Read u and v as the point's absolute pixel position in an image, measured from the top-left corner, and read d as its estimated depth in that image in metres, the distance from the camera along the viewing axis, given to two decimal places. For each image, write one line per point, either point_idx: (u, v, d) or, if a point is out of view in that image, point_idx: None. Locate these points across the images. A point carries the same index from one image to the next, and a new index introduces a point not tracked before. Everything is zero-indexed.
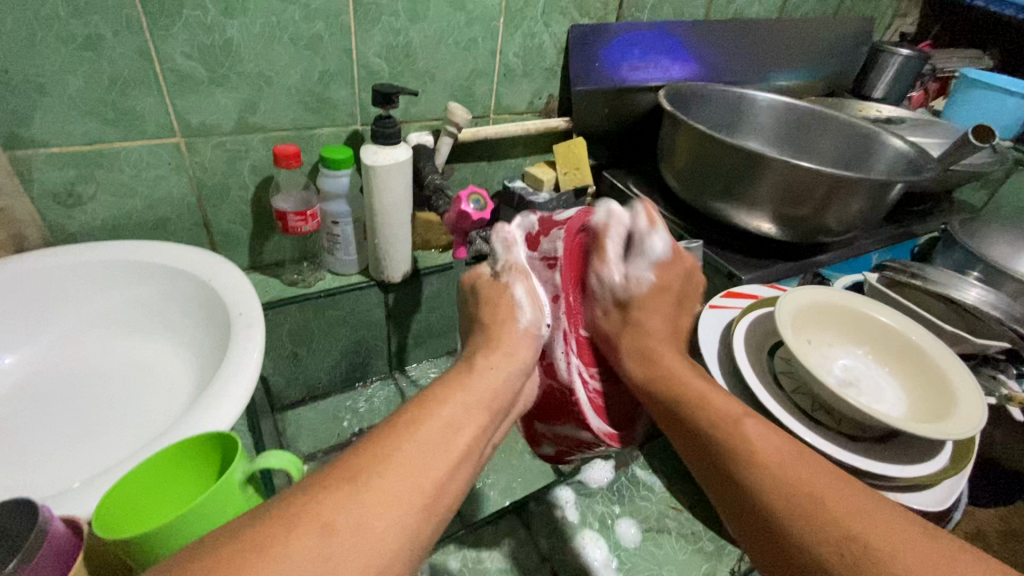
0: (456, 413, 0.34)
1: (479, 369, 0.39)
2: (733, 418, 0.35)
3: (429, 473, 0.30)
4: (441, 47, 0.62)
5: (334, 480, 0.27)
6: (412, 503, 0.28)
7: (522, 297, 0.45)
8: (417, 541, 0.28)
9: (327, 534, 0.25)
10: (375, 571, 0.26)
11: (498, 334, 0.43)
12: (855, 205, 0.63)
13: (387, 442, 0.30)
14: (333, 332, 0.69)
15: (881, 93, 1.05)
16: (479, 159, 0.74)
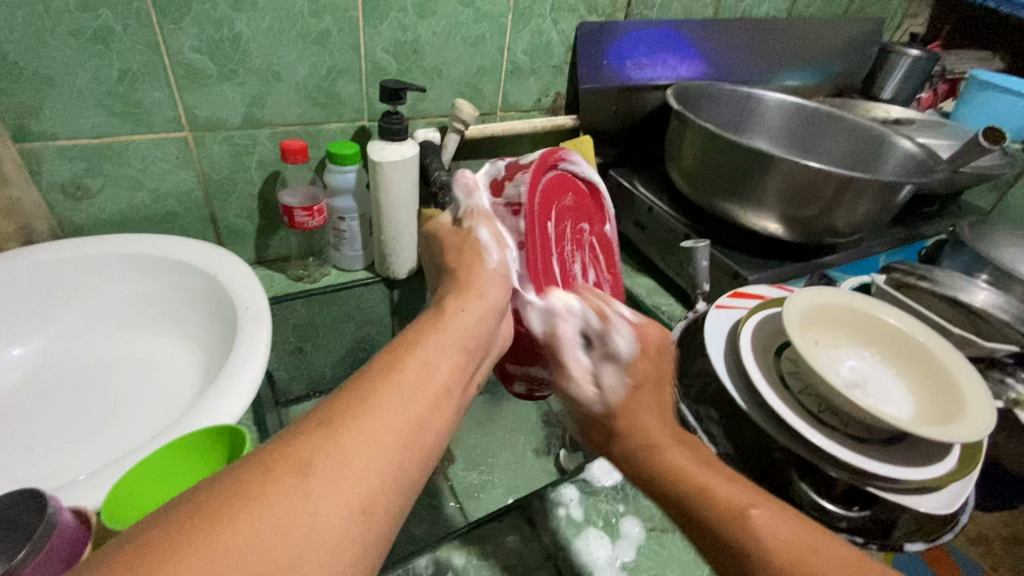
0: (433, 358, 0.31)
1: (449, 314, 0.35)
2: (739, 504, 0.32)
3: (410, 413, 0.28)
4: (448, 44, 0.61)
5: (312, 426, 0.26)
6: (391, 445, 0.27)
7: (486, 238, 0.41)
8: (404, 482, 0.27)
9: (303, 481, 0.24)
10: (362, 510, 0.25)
11: (471, 276, 0.38)
12: (863, 207, 0.63)
13: (360, 387, 0.28)
14: (338, 327, 0.70)
15: (890, 94, 1.05)
16: (486, 157, 0.74)
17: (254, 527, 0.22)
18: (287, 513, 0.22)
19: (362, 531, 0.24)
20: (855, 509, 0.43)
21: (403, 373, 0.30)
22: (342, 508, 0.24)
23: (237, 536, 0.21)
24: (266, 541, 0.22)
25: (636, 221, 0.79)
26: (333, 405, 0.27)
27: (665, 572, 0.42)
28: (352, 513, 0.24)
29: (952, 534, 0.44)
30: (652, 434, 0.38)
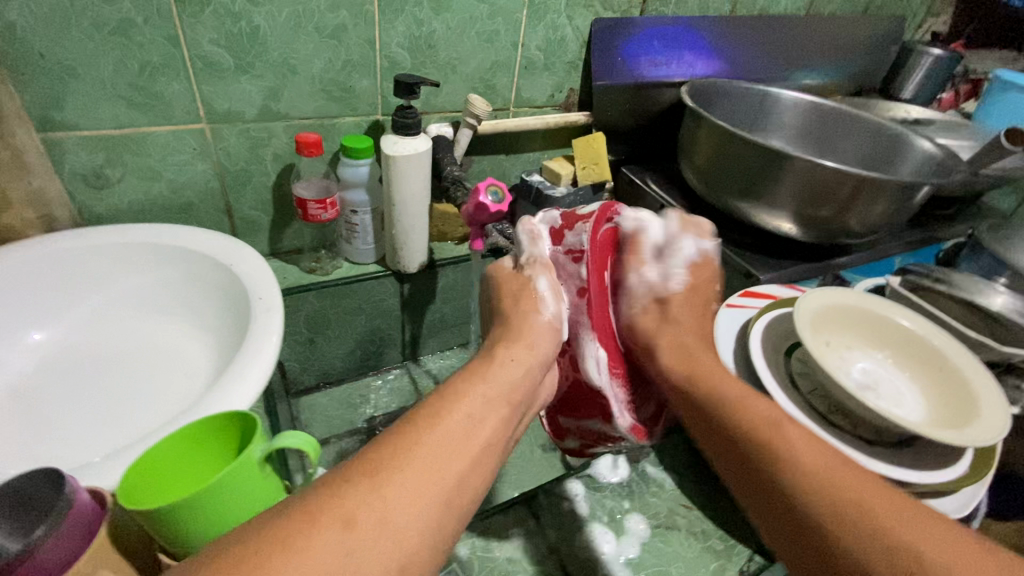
0: (478, 411, 0.34)
1: (498, 360, 0.39)
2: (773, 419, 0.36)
3: (448, 467, 0.30)
4: (463, 39, 0.62)
5: (354, 476, 0.28)
6: (433, 497, 0.28)
7: (545, 290, 0.43)
8: (440, 537, 0.28)
9: (347, 532, 0.25)
10: (401, 566, 0.26)
11: (523, 327, 0.42)
12: (879, 208, 0.62)
13: (404, 438, 0.30)
14: (349, 320, 0.70)
15: (910, 93, 1.03)
16: (498, 152, 0.74)
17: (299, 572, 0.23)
18: (334, 561, 0.24)
19: None
20: None
21: (448, 424, 0.32)
22: (384, 559, 0.25)
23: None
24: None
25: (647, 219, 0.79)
26: (371, 455, 0.29)
27: (669, 569, 0.42)
28: (392, 569, 0.25)
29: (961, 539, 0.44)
30: (712, 381, 0.41)
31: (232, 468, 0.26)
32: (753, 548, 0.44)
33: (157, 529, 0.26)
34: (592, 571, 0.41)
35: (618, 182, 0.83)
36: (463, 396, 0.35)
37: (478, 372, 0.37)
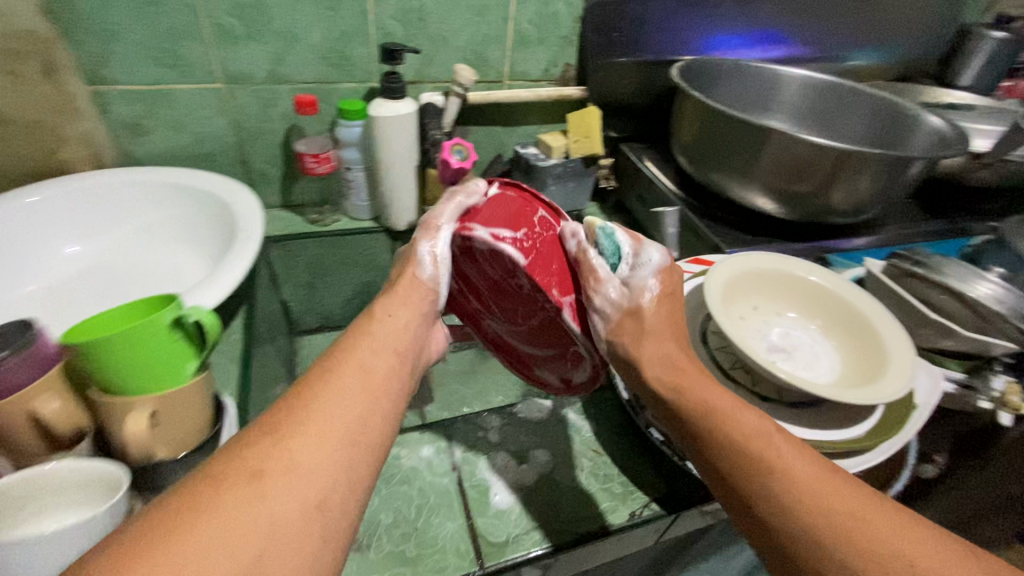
0: (370, 361, 0.37)
1: (376, 319, 0.40)
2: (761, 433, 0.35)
3: (348, 410, 0.33)
4: (453, 12, 0.66)
5: (252, 439, 0.30)
6: (342, 442, 0.31)
7: (425, 254, 0.43)
8: (355, 475, 0.31)
9: (256, 487, 0.28)
10: (316, 504, 0.29)
11: (400, 285, 0.43)
12: (864, 182, 0.59)
13: (296, 397, 0.33)
14: (346, 270, 0.78)
15: (968, 81, 0.94)
16: (493, 124, 0.78)
17: (210, 537, 0.25)
18: (245, 525, 0.26)
19: (316, 524, 0.28)
20: None
21: (342, 377, 0.35)
22: (295, 507, 0.28)
23: (198, 538, 0.25)
24: (240, 533, 0.26)
25: (641, 196, 0.78)
26: (270, 421, 0.32)
27: (559, 501, 0.45)
28: (309, 511, 0.28)
29: None
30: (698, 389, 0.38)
31: (153, 329, 0.33)
32: (650, 496, 0.46)
33: (92, 363, 0.33)
34: (485, 487, 0.45)
35: (617, 159, 0.83)
36: (351, 346, 0.37)
37: (364, 329, 0.39)
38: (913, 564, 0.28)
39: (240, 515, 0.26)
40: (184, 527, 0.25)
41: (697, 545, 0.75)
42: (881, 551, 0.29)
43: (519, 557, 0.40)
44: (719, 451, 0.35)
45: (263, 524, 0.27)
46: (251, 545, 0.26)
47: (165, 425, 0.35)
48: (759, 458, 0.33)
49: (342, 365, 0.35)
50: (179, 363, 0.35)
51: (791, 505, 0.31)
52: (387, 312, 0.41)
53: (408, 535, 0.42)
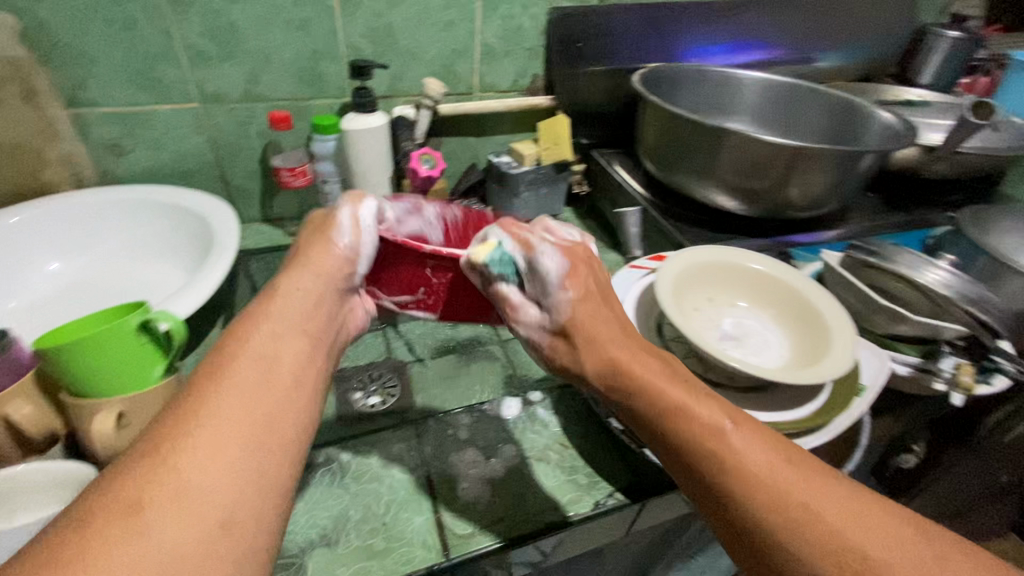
0: (272, 349, 0.35)
1: (279, 297, 0.39)
2: (713, 422, 0.33)
3: (249, 407, 0.31)
4: (421, 28, 0.69)
5: (133, 458, 0.27)
6: (244, 445, 0.29)
7: (346, 217, 0.44)
8: (266, 476, 0.29)
9: (134, 521, 0.25)
10: (220, 524, 0.26)
11: (315, 255, 0.43)
12: (817, 176, 0.61)
13: (184, 404, 0.30)
14: None
15: (928, 79, 0.97)
16: (466, 134, 0.81)
17: None
18: (140, 555, 0.24)
19: (226, 542, 0.26)
20: None
21: (237, 372, 0.33)
22: (196, 528, 0.26)
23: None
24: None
25: (610, 199, 0.81)
26: (148, 437, 0.29)
27: (525, 492, 0.46)
28: (210, 532, 0.26)
29: None
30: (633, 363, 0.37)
31: (117, 330, 0.34)
32: (615, 486, 0.47)
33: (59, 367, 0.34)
34: (453, 483, 0.47)
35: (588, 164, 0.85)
36: (245, 335, 0.35)
37: (264, 316, 0.37)
38: (868, 557, 0.27)
39: (115, 557, 0.23)
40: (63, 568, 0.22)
41: (679, 542, 0.76)
42: (837, 544, 0.28)
43: (485, 547, 0.42)
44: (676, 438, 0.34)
45: (154, 557, 0.24)
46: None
47: (133, 425, 0.36)
48: (717, 452, 0.32)
49: (238, 357, 0.34)
50: (145, 365, 0.37)
51: (750, 503, 0.30)
52: (294, 289, 0.40)
53: (376, 529, 0.43)
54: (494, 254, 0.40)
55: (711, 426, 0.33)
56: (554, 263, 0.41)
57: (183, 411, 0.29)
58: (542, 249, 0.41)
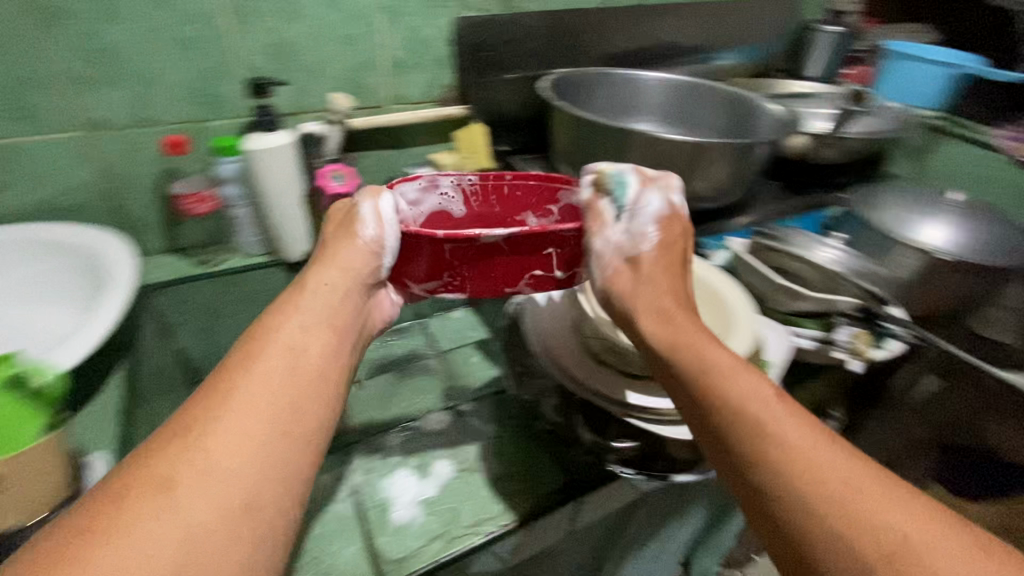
0: (298, 340, 0.39)
1: (307, 288, 0.43)
2: (752, 394, 0.34)
3: (271, 402, 0.35)
4: (322, 43, 0.68)
5: (173, 438, 0.32)
6: (264, 435, 0.34)
7: (369, 211, 0.46)
8: (282, 465, 0.33)
9: (169, 493, 0.29)
10: (240, 505, 0.31)
11: (341, 250, 0.46)
12: (719, 169, 0.65)
13: (220, 392, 0.35)
14: (243, 310, 0.76)
15: (815, 72, 1.05)
16: (383, 148, 0.79)
17: (125, 547, 0.27)
18: (169, 524, 0.28)
19: (244, 521, 0.30)
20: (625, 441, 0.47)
21: (266, 363, 0.37)
22: (221, 507, 0.30)
23: (115, 545, 0.27)
24: (155, 540, 0.28)
25: None
26: (186, 416, 0.33)
27: (459, 506, 0.46)
28: (230, 513, 0.30)
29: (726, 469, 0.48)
30: (686, 328, 0.39)
31: None
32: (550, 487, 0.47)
33: None
34: (385, 507, 0.45)
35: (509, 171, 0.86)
36: (277, 327, 0.40)
37: (291, 306, 0.42)
38: (906, 536, 0.27)
39: (151, 524, 0.28)
40: (105, 529, 0.27)
41: (629, 534, 0.78)
42: (865, 519, 0.28)
43: (420, 569, 0.41)
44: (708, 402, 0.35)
45: (183, 529, 0.28)
46: (167, 550, 0.27)
47: (7, 490, 0.34)
48: (755, 422, 0.33)
49: (268, 349, 0.38)
50: (20, 427, 0.33)
51: (783, 475, 0.31)
52: (326, 282, 0.44)
53: (306, 565, 0.41)
54: (622, 181, 0.48)
55: (753, 394, 0.34)
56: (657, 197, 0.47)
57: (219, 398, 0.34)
58: (646, 198, 0.48)
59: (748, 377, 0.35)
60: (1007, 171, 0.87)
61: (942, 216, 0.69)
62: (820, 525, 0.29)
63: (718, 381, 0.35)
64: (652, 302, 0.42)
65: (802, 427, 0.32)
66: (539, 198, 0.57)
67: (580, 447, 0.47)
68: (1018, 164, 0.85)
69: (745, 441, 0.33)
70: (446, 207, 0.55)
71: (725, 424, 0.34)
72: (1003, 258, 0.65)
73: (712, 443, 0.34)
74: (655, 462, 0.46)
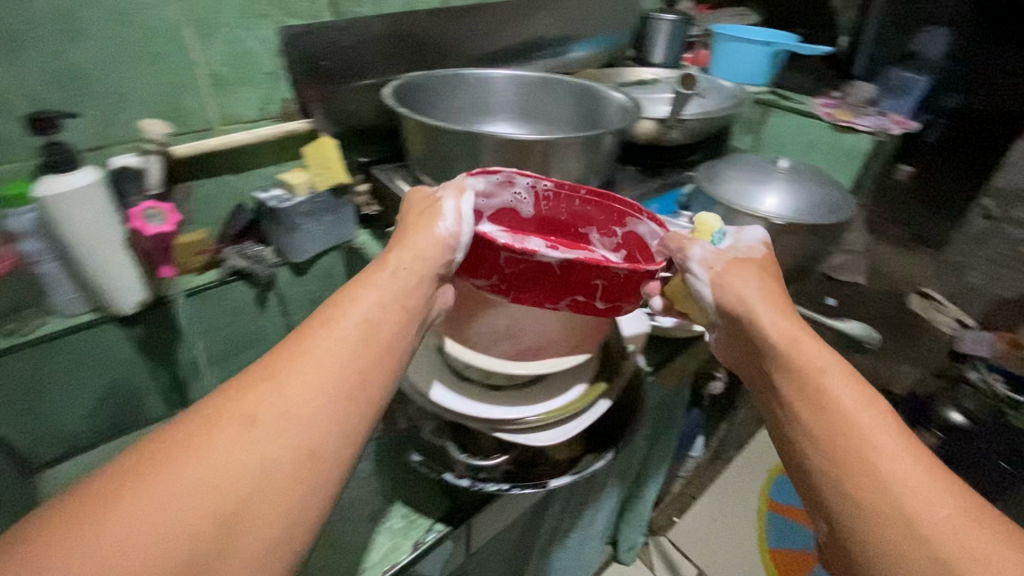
0: (377, 314, 0.40)
1: (385, 263, 0.44)
2: (872, 429, 0.37)
3: (342, 371, 0.37)
4: (121, 65, 0.59)
5: (254, 381, 0.35)
6: (331, 398, 0.35)
7: (451, 208, 0.46)
8: (344, 431, 0.35)
9: (246, 430, 0.32)
10: (304, 457, 0.33)
11: (415, 233, 0.45)
12: (572, 161, 0.66)
13: (297, 350, 0.37)
14: (75, 378, 0.65)
15: (659, 58, 1.12)
16: (221, 174, 0.71)
17: (200, 466, 0.30)
18: (235, 454, 0.31)
19: (304, 471, 0.33)
20: (499, 455, 0.46)
21: (341, 329, 0.39)
22: (287, 454, 0.33)
23: (192, 465, 0.30)
24: (227, 468, 0.31)
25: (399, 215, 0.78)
26: (267, 364, 0.36)
27: None
28: (296, 462, 0.33)
29: (605, 462, 0.47)
30: (802, 345, 0.42)
31: None
32: (434, 518, 0.45)
33: None
34: None
35: (372, 183, 0.82)
36: (356, 297, 0.41)
37: (370, 279, 0.42)
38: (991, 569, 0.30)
39: (227, 451, 0.31)
40: (188, 447, 0.31)
41: (544, 532, 0.78)
42: (961, 551, 0.31)
43: None
44: (819, 422, 0.39)
45: (254, 469, 0.31)
46: (236, 478, 0.31)
47: None
48: (870, 449, 0.36)
49: (343, 318, 0.39)
50: None
51: (882, 502, 0.34)
52: (400, 265, 0.43)
53: None
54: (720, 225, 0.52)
55: (877, 428, 0.37)
56: (758, 233, 0.51)
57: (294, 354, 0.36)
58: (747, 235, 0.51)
59: (872, 411, 0.38)
60: (826, 133, 0.96)
61: (775, 181, 0.75)
62: (886, 536, 0.33)
63: (815, 378, 0.40)
64: (748, 292, 0.46)
65: (917, 464, 0.35)
66: (607, 218, 0.55)
67: (455, 471, 0.44)
68: (833, 126, 0.94)
69: (855, 457, 0.36)
70: (518, 203, 0.56)
71: (842, 442, 0.37)
72: (828, 215, 0.72)
73: (817, 453, 0.38)
74: (532, 470, 0.45)
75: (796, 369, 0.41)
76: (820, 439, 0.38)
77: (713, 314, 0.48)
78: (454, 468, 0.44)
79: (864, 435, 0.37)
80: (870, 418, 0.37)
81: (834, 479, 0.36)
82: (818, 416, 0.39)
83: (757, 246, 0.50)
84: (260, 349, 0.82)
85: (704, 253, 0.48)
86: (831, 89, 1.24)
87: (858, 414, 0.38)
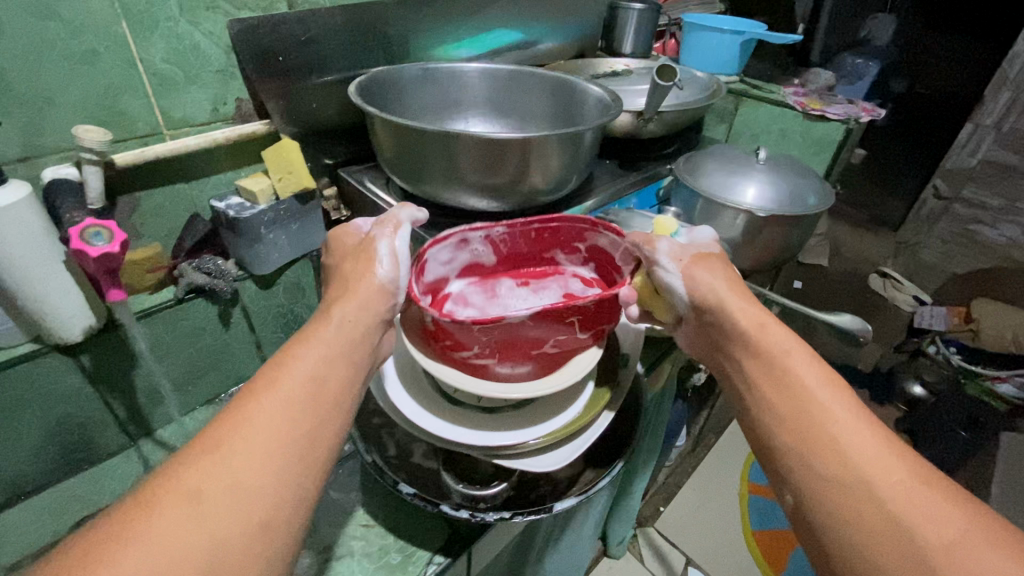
0: (322, 368, 0.38)
1: (332, 313, 0.41)
2: (828, 402, 0.37)
3: (291, 431, 0.34)
4: (43, 65, 0.52)
5: (196, 452, 0.31)
6: (284, 460, 0.32)
7: (386, 251, 0.45)
8: (298, 493, 0.32)
9: (193, 506, 0.29)
10: (259, 527, 0.30)
11: (356, 284, 0.43)
12: (554, 160, 0.63)
13: (237, 413, 0.34)
14: (17, 419, 0.58)
15: (629, 49, 1.10)
16: (171, 183, 0.65)
17: (143, 554, 0.26)
18: (182, 535, 0.28)
19: (258, 540, 0.30)
20: (497, 483, 0.44)
21: (286, 385, 0.36)
22: (239, 525, 0.29)
23: (125, 560, 0.26)
24: (174, 553, 0.27)
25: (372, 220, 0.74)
26: (212, 431, 0.33)
27: None
28: (251, 534, 0.30)
29: (609, 482, 0.45)
30: (761, 322, 0.43)
31: None
32: (432, 549, 0.43)
33: None
34: None
35: (340, 185, 0.78)
36: (300, 353, 0.38)
37: (315, 333, 0.40)
38: (940, 540, 0.30)
39: (176, 534, 0.28)
40: (125, 536, 0.27)
41: (540, 540, 0.77)
42: (913, 520, 0.31)
43: None
44: (776, 400, 0.39)
45: (204, 548, 0.28)
46: (181, 562, 0.27)
47: None
48: (828, 424, 0.36)
49: (286, 373, 0.36)
50: None
51: (836, 472, 0.34)
52: (345, 318, 0.41)
53: None
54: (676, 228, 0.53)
55: (832, 402, 0.37)
56: (711, 230, 0.51)
57: (236, 418, 0.33)
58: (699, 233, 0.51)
59: (829, 387, 0.38)
60: (798, 122, 0.96)
61: (756, 172, 0.75)
62: (844, 505, 0.33)
63: (780, 360, 0.40)
64: (719, 282, 0.45)
65: (872, 433, 0.35)
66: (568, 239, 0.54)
67: (453, 503, 0.42)
68: (807, 116, 0.94)
69: (811, 429, 0.36)
70: (478, 258, 0.54)
71: (800, 420, 0.37)
72: (811, 207, 0.72)
73: (776, 430, 0.38)
74: (532, 492, 0.44)
75: (765, 354, 0.41)
76: (786, 422, 0.37)
77: (686, 308, 0.47)
78: (451, 499, 0.42)
79: (823, 410, 0.37)
80: (829, 398, 0.37)
81: (792, 453, 0.36)
82: (781, 398, 0.38)
83: (711, 244, 0.50)
84: (226, 370, 0.76)
85: (669, 246, 0.47)
86: (793, 77, 1.25)
87: (818, 393, 0.37)
